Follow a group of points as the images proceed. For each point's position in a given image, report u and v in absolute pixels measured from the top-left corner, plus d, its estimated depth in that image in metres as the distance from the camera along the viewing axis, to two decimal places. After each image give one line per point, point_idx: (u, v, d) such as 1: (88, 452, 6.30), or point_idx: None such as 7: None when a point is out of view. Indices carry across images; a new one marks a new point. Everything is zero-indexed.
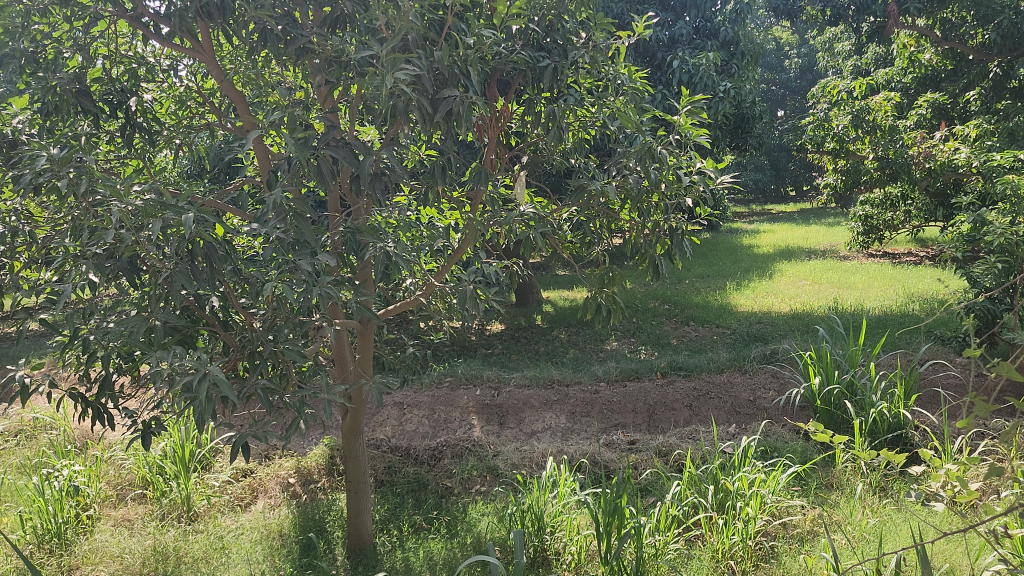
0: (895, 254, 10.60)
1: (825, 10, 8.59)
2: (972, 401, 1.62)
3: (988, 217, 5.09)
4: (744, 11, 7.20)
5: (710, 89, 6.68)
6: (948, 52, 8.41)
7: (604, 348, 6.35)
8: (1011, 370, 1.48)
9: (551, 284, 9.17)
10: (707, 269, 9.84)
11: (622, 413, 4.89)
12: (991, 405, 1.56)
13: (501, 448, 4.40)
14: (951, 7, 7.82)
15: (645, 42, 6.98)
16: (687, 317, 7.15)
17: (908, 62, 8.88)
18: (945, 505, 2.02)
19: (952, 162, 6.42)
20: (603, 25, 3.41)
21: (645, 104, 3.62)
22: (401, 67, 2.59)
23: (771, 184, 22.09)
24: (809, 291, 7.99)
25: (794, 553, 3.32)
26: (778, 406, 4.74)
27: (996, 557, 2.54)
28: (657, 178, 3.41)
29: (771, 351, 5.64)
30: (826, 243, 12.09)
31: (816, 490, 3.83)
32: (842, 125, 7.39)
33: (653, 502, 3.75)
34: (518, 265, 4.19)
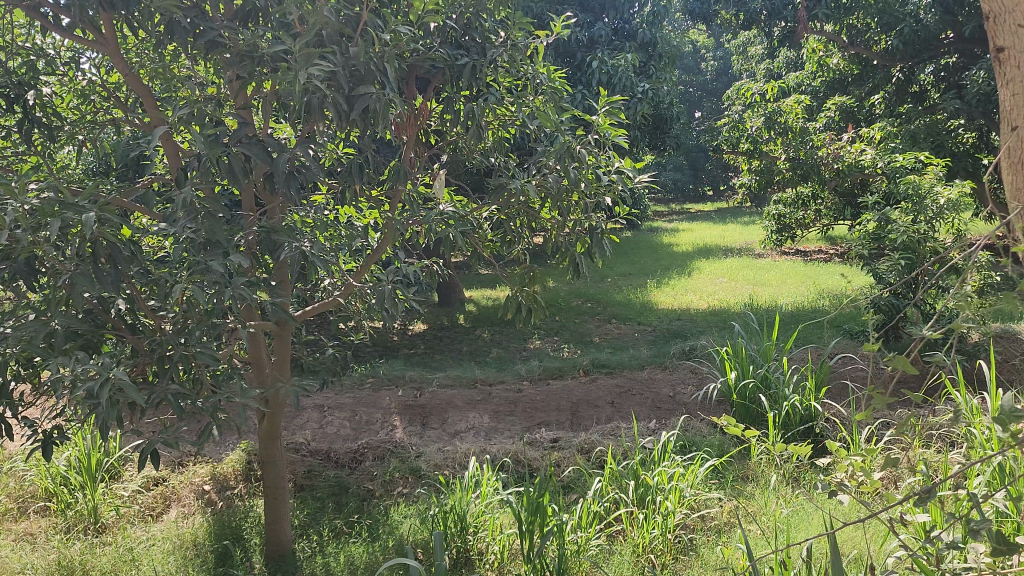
0: (807, 251, 10.97)
1: (738, 14, 8.84)
2: (871, 394, 1.67)
3: (891, 216, 5.31)
4: (661, 14, 7.34)
5: (629, 89, 6.79)
6: (854, 56, 8.74)
7: (527, 347, 6.38)
8: (905, 363, 1.54)
9: (474, 283, 9.16)
10: (629, 267, 9.99)
11: (545, 411, 4.90)
12: (888, 398, 1.63)
13: (423, 449, 4.36)
14: (856, 14, 8.13)
15: (565, 43, 7.03)
16: (609, 315, 7.24)
17: (817, 66, 9.20)
18: (849, 496, 2.09)
19: (858, 163, 6.70)
20: (521, 24, 3.43)
21: (563, 104, 3.65)
22: (316, 63, 2.54)
23: (689, 183, 22.62)
24: (727, 288, 8.19)
25: (712, 545, 3.39)
26: (697, 401, 4.83)
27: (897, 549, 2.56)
28: (576, 177, 3.46)
29: (690, 347, 5.76)
30: (742, 241, 12.42)
31: (732, 482, 3.93)
32: (756, 127, 7.59)
33: (575, 499, 3.78)
34: (440, 264, 4.16)
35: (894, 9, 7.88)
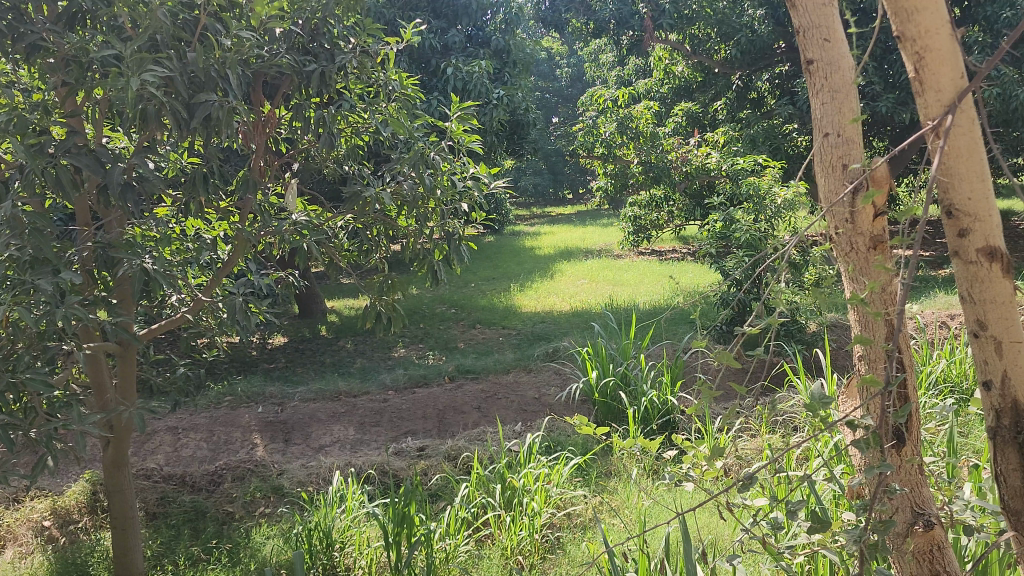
0: (661, 251, 11.40)
1: (588, 23, 9.12)
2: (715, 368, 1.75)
3: (735, 215, 5.60)
4: (513, 21, 7.45)
5: (483, 96, 6.86)
6: (697, 64, 9.18)
7: (392, 356, 6.31)
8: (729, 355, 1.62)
9: (335, 292, 8.99)
10: (492, 271, 10.08)
11: (412, 419, 4.85)
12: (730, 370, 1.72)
13: (285, 466, 4.23)
14: (697, 25, 8.55)
15: (418, 49, 7.00)
16: (474, 320, 7.27)
17: (664, 73, 9.60)
18: (694, 485, 2.17)
19: (705, 166, 7.03)
20: (370, 30, 3.41)
21: (417, 111, 3.64)
22: (149, 69, 2.41)
23: (548, 188, 23.08)
24: (587, 289, 8.40)
25: (578, 541, 3.46)
26: (561, 401, 4.92)
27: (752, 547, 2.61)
28: (432, 183, 3.47)
29: (553, 349, 5.87)
30: (601, 243, 12.78)
31: (596, 478, 4.04)
32: (609, 132, 7.84)
33: (443, 506, 3.76)
34: (295, 275, 4.04)
35: (731, 20, 8.35)
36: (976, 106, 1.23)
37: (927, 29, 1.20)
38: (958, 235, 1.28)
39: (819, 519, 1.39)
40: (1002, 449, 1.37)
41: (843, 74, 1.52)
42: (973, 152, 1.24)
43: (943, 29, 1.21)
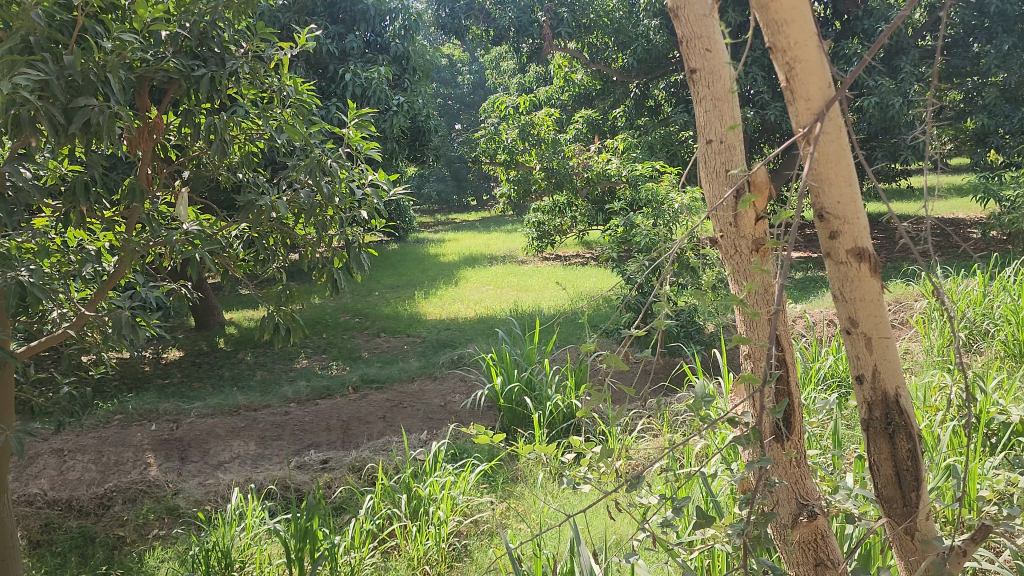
0: (564, 255, 11.54)
1: (488, 30, 9.18)
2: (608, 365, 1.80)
3: (635, 220, 5.74)
4: (412, 28, 7.42)
5: (383, 102, 6.78)
6: (595, 72, 9.36)
7: (293, 367, 6.17)
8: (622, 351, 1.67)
9: (233, 304, 8.73)
10: (397, 279, 9.99)
11: (315, 432, 4.75)
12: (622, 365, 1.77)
13: (181, 485, 4.07)
14: (595, 33, 8.71)
15: (315, 54, 6.88)
16: (378, 328, 7.19)
17: (563, 80, 9.73)
18: (590, 488, 2.20)
19: (605, 172, 7.16)
20: (263, 35, 3.33)
21: (313, 117, 3.58)
22: (22, 73, 2.28)
23: (452, 194, 23.04)
24: (492, 295, 8.43)
25: (485, 548, 3.46)
26: (466, 408, 4.90)
27: (650, 546, 2.66)
28: (330, 192, 3.43)
29: (458, 356, 5.86)
30: (505, 249, 12.84)
31: (502, 484, 4.04)
32: (511, 139, 7.92)
33: (347, 519, 3.69)
34: (188, 286, 3.89)
35: (628, 30, 8.56)
36: (843, 116, 1.29)
37: (796, 41, 1.25)
38: (830, 237, 1.34)
39: (704, 514, 1.41)
40: (874, 439, 1.44)
41: (724, 82, 1.56)
42: (842, 158, 1.30)
43: (811, 40, 1.26)
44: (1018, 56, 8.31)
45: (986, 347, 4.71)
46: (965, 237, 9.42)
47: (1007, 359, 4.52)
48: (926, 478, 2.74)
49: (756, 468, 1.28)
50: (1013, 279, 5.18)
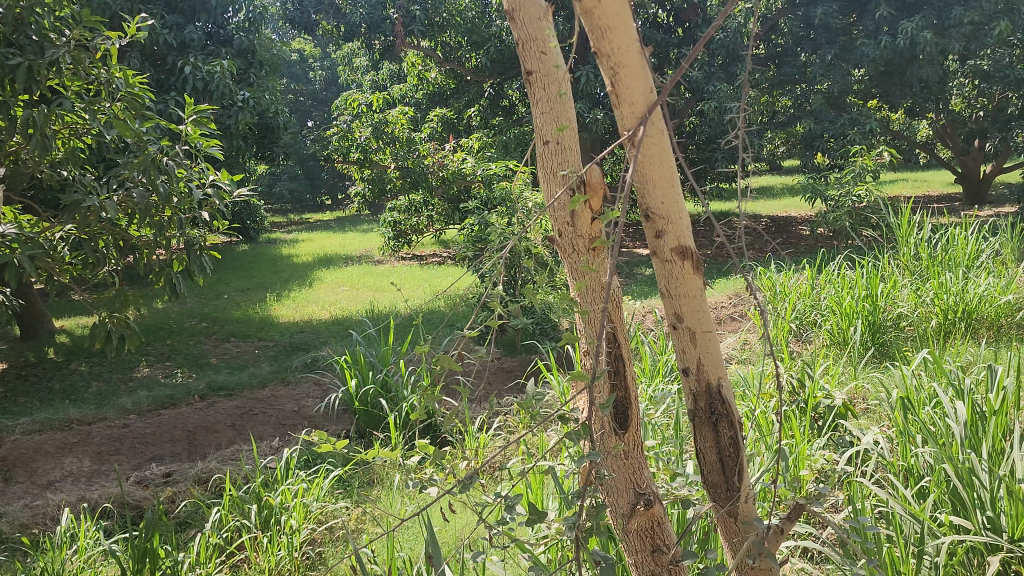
0: (422, 254, 11.47)
1: (339, 26, 9.00)
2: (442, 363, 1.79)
3: (489, 219, 5.78)
4: (257, 21, 7.17)
5: (227, 98, 6.48)
6: (449, 71, 9.37)
7: (133, 376, 5.81)
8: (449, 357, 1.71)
9: (65, 311, 8.12)
10: (246, 281, 9.61)
11: (157, 444, 4.49)
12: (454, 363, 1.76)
13: (4, 509, 3.74)
14: (448, 32, 8.69)
15: (151, 45, 6.50)
16: (227, 333, 6.89)
17: (417, 79, 9.66)
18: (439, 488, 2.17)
19: (461, 171, 7.15)
20: (88, 24, 3.13)
21: (147, 112, 3.40)
22: None
23: (306, 193, 22.36)
24: (348, 296, 8.28)
25: (339, 555, 3.38)
26: (321, 413, 4.78)
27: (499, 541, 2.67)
28: (166, 191, 3.28)
29: (312, 359, 5.72)
30: (362, 249, 12.61)
31: (358, 488, 3.97)
32: (364, 137, 7.81)
33: (192, 534, 3.52)
34: (6, 292, 3.58)
35: (480, 30, 8.63)
36: (665, 121, 1.34)
37: (617, 47, 1.29)
38: (655, 236, 1.39)
39: (533, 511, 1.43)
40: (700, 428, 1.51)
41: (558, 84, 1.58)
42: (663, 160, 1.34)
43: (632, 47, 1.30)
44: (840, 66, 8.96)
45: (814, 336, 5.05)
46: (796, 233, 10.09)
47: (832, 346, 4.88)
48: (760, 460, 2.91)
49: (585, 464, 1.31)
50: (836, 271, 5.59)
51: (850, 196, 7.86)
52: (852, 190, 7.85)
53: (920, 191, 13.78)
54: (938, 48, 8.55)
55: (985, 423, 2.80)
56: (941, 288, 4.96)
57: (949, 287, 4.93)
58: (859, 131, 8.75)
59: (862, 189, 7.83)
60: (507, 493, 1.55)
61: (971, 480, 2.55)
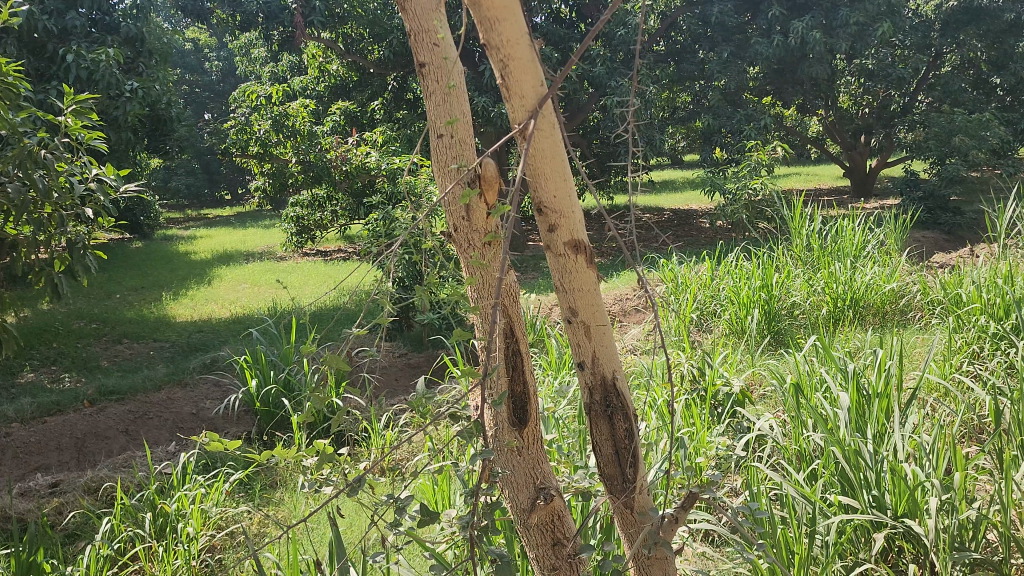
0: (326, 250, 11.25)
1: (234, 15, 8.71)
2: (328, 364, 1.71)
3: (394, 214, 5.71)
4: (146, 8, 6.93)
5: (114, 87, 6.18)
6: (351, 64, 9.22)
7: (15, 382, 5.49)
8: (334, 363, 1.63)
9: None
10: (140, 280, 9.21)
11: (43, 453, 4.25)
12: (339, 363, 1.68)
13: None
14: (349, 24, 8.54)
15: (29, 31, 6.14)
16: (118, 335, 6.59)
17: (318, 71, 9.46)
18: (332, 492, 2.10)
19: (365, 165, 6.88)
20: None
21: (21, 102, 3.20)
22: None
23: (203, 188, 21.56)
24: (249, 294, 8.05)
25: (240, 560, 3.28)
26: (220, 415, 4.62)
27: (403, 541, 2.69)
28: (45, 186, 3.11)
29: (211, 359, 5.54)
30: (263, 245, 12.27)
31: (260, 491, 3.87)
32: (264, 130, 7.61)
33: (82, 546, 3.36)
34: None
35: (383, 22, 8.52)
36: (556, 115, 1.33)
37: (507, 40, 1.28)
38: (548, 230, 1.40)
39: (427, 511, 1.41)
40: (596, 421, 1.53)
41: (453, 78, 1.56)
42: (556, 154, 1.34)
43: (522, 40, 1.30)
44: (735, 63, 9.25)
45: (713, 326, 5.20)
46: (697, 225, 10.37)
47: (731, 335, 5.04)
48: (662, 448, 2.97)
49: (480, 461, 1.30)
50: (735, 262, 5.77)
51: (747, 189, 8.12)
52: (749, 183, 8.11)
53: (812, 185, 14.38)
54: (827, 47, 8.91)
55: (870, 406, 2.95)
56: (832, 278, 5.20)
57: (838, 276, 5.17)
58: (755, 127, 9.05)
59: (757, 182, 8.10)
60: (401, 495, 1.51)
61: (858, 460, 2.67)
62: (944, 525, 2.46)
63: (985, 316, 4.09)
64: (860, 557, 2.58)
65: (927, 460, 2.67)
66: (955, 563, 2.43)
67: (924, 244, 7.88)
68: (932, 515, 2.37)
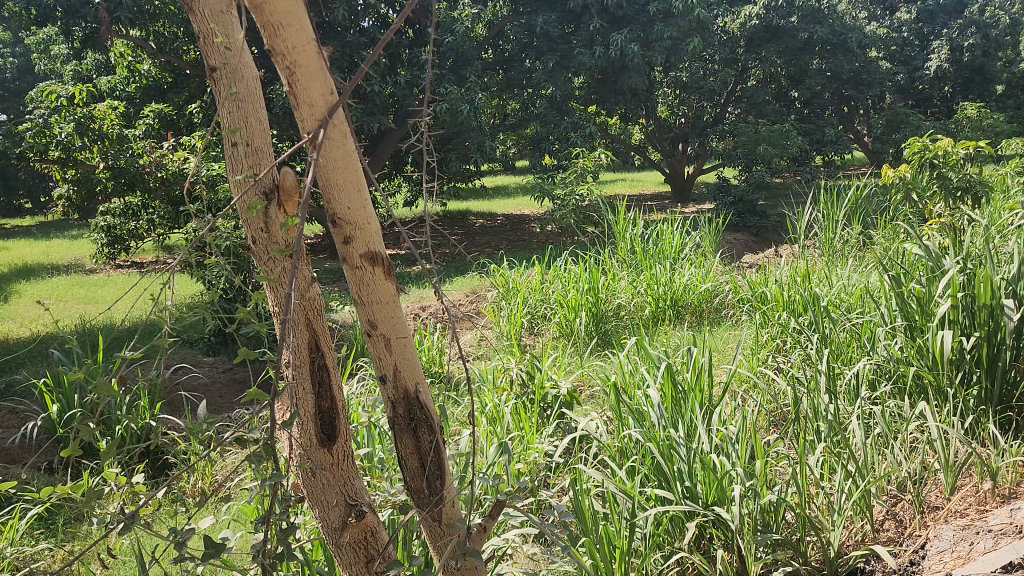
0: (143, 262, 10.55)
1: (29, 9, 7.99)
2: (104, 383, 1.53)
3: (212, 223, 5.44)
4: None
5: None
6: (165, 64, 8.71)
7: None
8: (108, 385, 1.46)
9: None
10: None
11: None
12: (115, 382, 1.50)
13: None
14: (161, 21, 8.07)
15: None
16: None
17: (127, 71, 8.87)
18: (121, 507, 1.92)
19: (182, 171, 6.52)
20: None
21: None
22: None
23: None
24: (53, 310, 7.41)
25: None
26: (17, 445, 4.21)
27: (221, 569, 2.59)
28: None
29: (6, 384, 5.04)
30: (70, 258, 11.33)
31: (63, 525, 3.57)
32: (65, 133, 6.91)
33: None
34: None
35: None
36: (347, 123, 1.32)
37: (292, 46, 1.26)
38: (344, 242, 1.38)
39: (216, 544, 1.34)
40: (402, 434, 1.53)
41: (247, 83, 1.49)
42: (349, 165, 1.33)
43: (308, 46, 1.28)
44: (560, 72, 9.52)
45: (544, 330, 5.31)
46: (529, 230, 10.59)
47: (561, 337, 5.17)
48: (490, 453, 2.97)
49: (273, 485, 1.26)
50: (562, 266, 5.92)
51: (574, 195, 8.37)
52: (576, 189, 8.38)
53: (636, 191, 15.05)
54: (644, 59, 9.37)
55: (685, 400, 3.11)
56: (653, 280, 5.46)
57: (659, 278, 5.43)
58: (580, 134, 9.38)
59: (583, 188, 8.38)
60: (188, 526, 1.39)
61: (671, 453, 2.80)
62: (748, 510, 2.62)
63: (785, 312, 4.43)
64: (675, 546, 2.71)
65: (733, 450, 2.83)
66: (758, 545, 2.60)
67: (736, 246, 8.44)
68: (736, 502, 2.52)
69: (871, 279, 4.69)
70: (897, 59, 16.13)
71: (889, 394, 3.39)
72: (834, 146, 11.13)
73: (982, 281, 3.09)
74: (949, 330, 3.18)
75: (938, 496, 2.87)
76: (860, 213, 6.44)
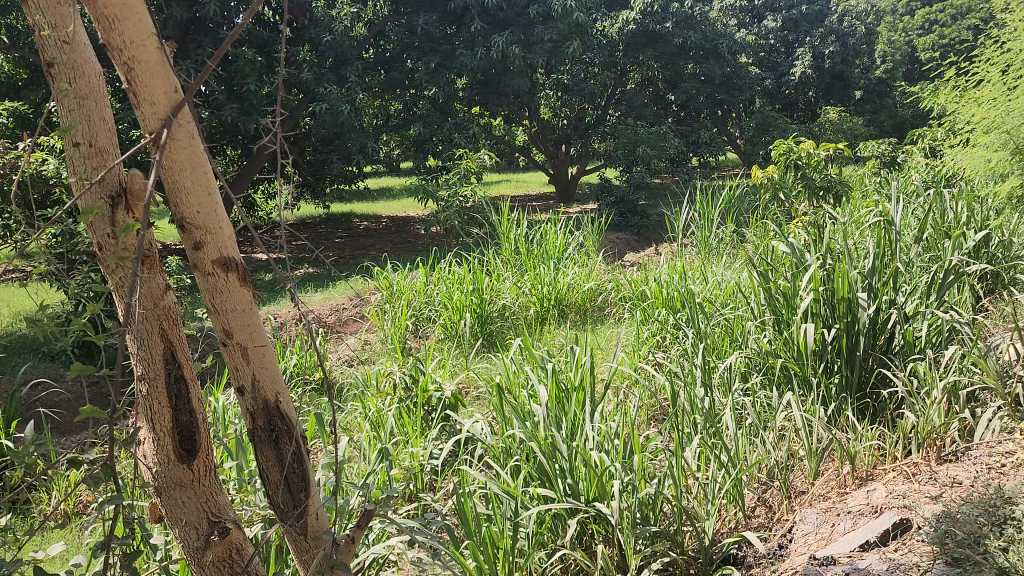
0: None
1: None
2: None
3: None
4: None
5: None
6: (19, 59, 8.16)
7: None
8: None
9: None
10: None
11: None
12: None
13: None
14: (14, 14, 7.56)
15: None
16: None
17: None
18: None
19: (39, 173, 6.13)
20: None
21: None
22: None
23: None
24: None
25: None
26: None
27: None
28: None
29: None
30: None
31: None
32: None
33: None
34: None
35: None
36: (192, 122, 1.28)
37: (128, 40, 1.22)
38: (193, 248, 1.33)
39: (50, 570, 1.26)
40: (262, 445, 1.48)
41: (89, 79, 1.41)
42: (194, 166, 1.29)
43: (148, 41, 1.24)
44: (442, 73, 9.51)
45: (430, 332, 5.27)
46: (415, 232, 10.50)
47: (446, 339, 5.15)
48: (372, 459, 2.91)
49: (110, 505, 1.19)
50: (446, 268, 5.89)
51: (458, 196, 8.37)
52: (460, 190, 8.39)
53: (522, 193, 15.15)
54: (525, 61, 9.48)
55: (567, 398, 3.14)
56: (537, 280, 5.52)
57: (543, 277, 5.49)
58: (464, 135, 9.40)
59: (467, 189, 8.39)
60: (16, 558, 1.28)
61: (553, 452, 2.81)
62: (627, 504, 2.67)
63: (664, 308, 4.55)
64: (558, 544, 2.73)
65: (612, 445, 2.88)
66: (637, 537, 2.65)
67: (619, 245, 8.63)
68: (614, 496, 2.56)
69: (743, 276, 4.90)
70: (766, 65, 16.94)
71: (760, 385, 3.53)
72: (709, 147, 11.57)
73: (840, 275, 3.28)
74: (813, 322, 3.34)
75: (802, 481, 3.01)
76: (733, 212, 6.69)
